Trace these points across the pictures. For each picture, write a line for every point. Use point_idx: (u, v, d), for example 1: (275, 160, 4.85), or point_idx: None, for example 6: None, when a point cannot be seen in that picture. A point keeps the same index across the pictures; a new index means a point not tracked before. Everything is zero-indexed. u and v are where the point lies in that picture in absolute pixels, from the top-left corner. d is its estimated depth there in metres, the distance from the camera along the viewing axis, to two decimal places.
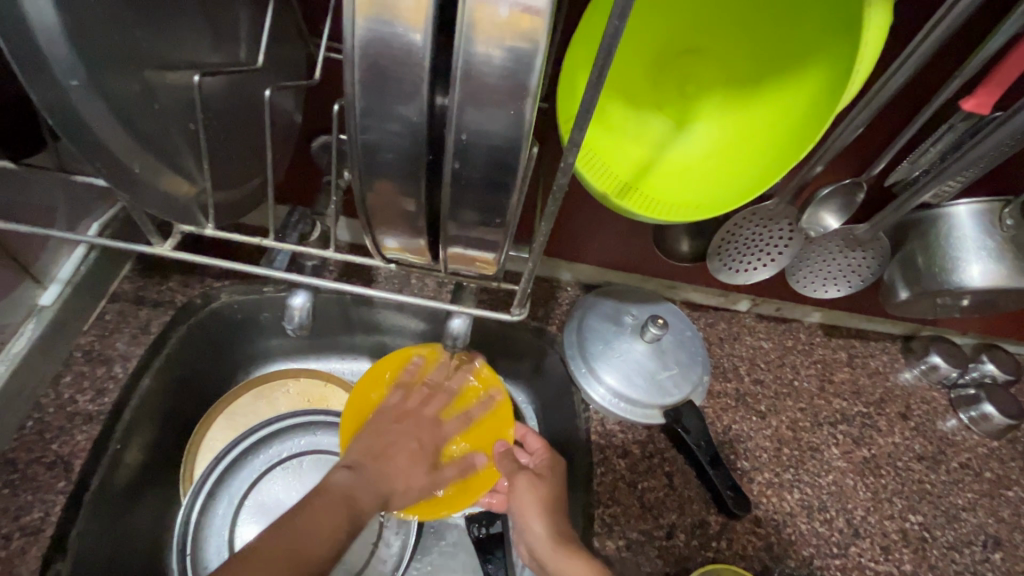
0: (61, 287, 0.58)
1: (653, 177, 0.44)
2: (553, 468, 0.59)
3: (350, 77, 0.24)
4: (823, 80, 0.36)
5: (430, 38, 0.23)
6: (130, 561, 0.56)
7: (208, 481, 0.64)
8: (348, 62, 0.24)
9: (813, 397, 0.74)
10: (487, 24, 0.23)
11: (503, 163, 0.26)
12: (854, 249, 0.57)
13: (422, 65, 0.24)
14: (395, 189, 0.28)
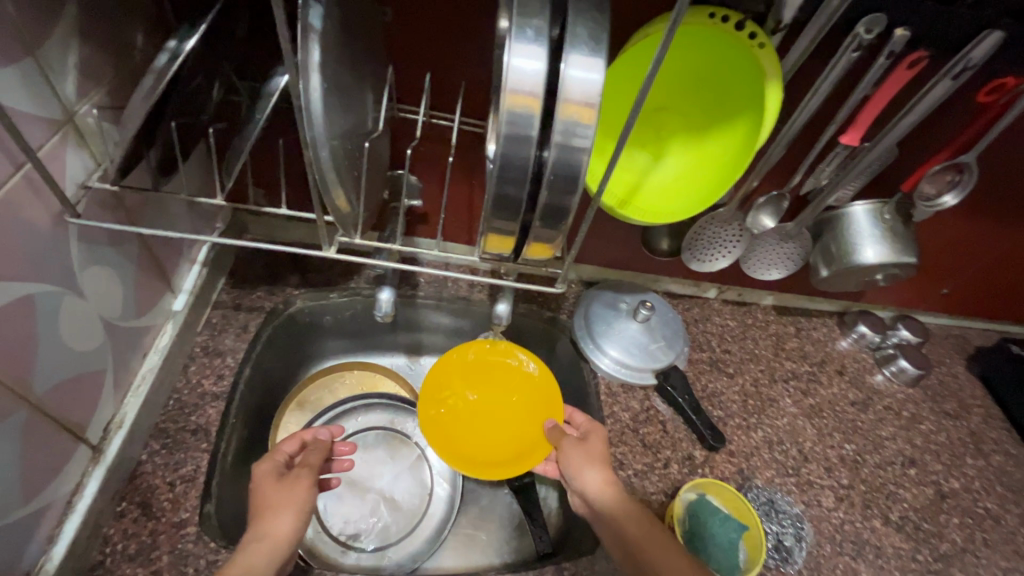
0: (186, 296, 0.73)
1: (643, 195, 0.63)
2: (600, 434, 0.68)
3: (492, 140, 0.39)
4: (747, 126, 0.56)
5: (537, 117, 0.38)
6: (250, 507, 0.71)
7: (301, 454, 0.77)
8: (492, 133, 0.39)
9: (769, 360, 0.95)
10: (568, 113, 0.38)
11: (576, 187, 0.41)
12: (787, 241, 0.77)
13: (532, 133, 0.39)
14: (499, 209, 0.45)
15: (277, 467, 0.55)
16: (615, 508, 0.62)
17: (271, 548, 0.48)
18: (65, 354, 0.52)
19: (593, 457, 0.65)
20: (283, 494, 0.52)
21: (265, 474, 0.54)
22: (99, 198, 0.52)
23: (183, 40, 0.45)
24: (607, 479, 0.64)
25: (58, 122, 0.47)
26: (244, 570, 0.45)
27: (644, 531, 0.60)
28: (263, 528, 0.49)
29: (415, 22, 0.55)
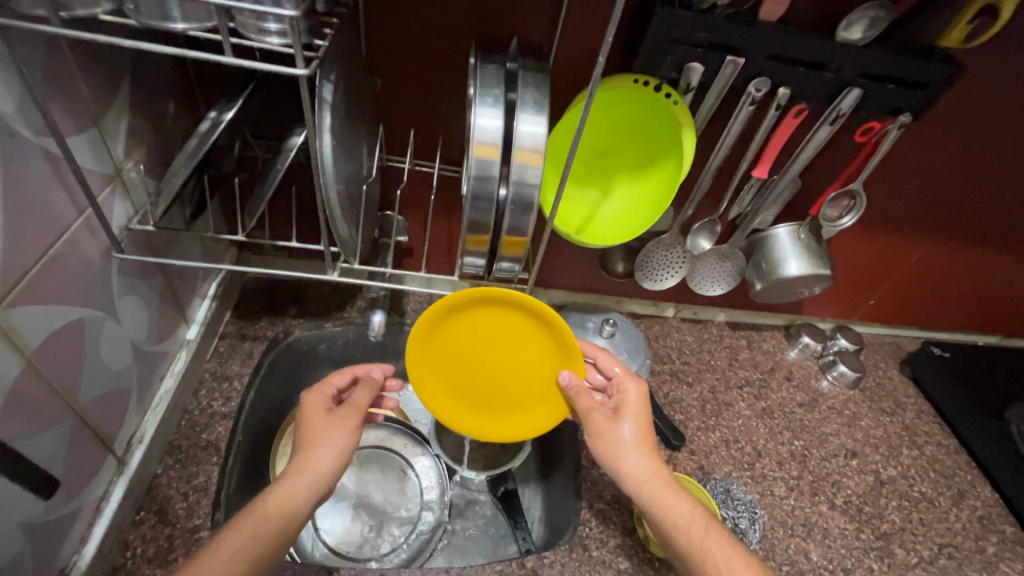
0: (198, 327, 0.81)
1: (595, 223, 0.75)
2: (632, 397, 0.65)
3: (465, 179, 0.51)
4: (672, 163, 0.69)
5: (498, 162, 0.50)
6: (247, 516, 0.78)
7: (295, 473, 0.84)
8: (465, 174, 0.50)
9: (724, 370, 1.05)
10: (521, 158, 0.50)
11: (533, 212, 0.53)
12: (724, 261, 0.89)
13: (494, 174, 0.51)
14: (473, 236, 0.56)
15: (325, 402, 0.60)
16: (661, 500, 0.56)
17: (312, 481, 0.53)
18: (103, 371, 0.60)
19: (628, 434, 0.61)
20: (328, 426, 0.57)
21: (315, 409, 0.59)
22: (136, 238, 0.62)
23: (221, 111, 0.58)
24: (648, 461, 0.59)
25: (111, 175, 0.57)
26: (287, 500, 0.51)
27: (690, 520, 0.55)
28: (308, 462, 0.54)
29: (401, 90, 0.68)
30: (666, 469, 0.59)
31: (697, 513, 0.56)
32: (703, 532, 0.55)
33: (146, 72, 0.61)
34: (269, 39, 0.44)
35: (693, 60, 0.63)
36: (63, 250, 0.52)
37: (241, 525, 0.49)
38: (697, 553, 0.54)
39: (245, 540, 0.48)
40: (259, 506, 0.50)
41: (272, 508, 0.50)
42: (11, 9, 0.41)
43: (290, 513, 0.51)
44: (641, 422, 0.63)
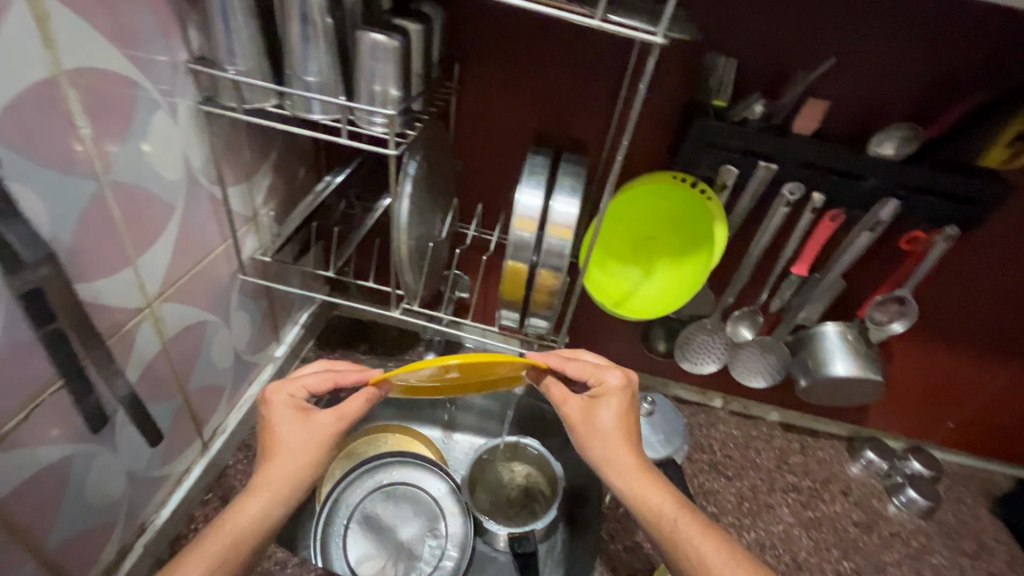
0: (286, 347, 0.97)
1: (632, 299, 0.82)
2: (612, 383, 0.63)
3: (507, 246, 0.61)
4: (708, 251, 0.76)
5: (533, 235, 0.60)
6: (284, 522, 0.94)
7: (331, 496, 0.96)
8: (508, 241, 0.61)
9: (770, 471, 1.01)
10: (554, 232, 0.60)
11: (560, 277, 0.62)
12: (768, 353, 0.90)
13: (530, 244, 0.61)
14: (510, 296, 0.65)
15: (294, 405, 0.60)
16: (636, 495, 0.57)
17: (282, 495, 0.55)
18: (209, 366, 0.75)
19: (603, 426, 0.61)
20: (294, 436, 0.58)
21: (285, 415, 0.59)
22: (257, 266, 0.80)
23: (334, 176, 0.75)
24: (622, 455, 0.59)
25: (250, 217, 0.75)
26: (255, 516, 0.53)
27: (666, 510, 0.56)
28: (269, 479, 0.55)
29: (476, 171, 0.83)
30: (643, 462, 0.59)
31: (674, 506, 0.57)
32: (676, 520, 0.56)
33: (291, 146, 0.81)
34: (374, 128, 0.60)
35: (729, 163, 0.70)
36: (206, 266, 0.69)
37: (199, 551, 0.50)
38: (670, 541, 0.55)
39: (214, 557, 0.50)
40: (225, 525, 0.52)
41: (239, 528, 0.52)
42: (215, 100, 0.60)
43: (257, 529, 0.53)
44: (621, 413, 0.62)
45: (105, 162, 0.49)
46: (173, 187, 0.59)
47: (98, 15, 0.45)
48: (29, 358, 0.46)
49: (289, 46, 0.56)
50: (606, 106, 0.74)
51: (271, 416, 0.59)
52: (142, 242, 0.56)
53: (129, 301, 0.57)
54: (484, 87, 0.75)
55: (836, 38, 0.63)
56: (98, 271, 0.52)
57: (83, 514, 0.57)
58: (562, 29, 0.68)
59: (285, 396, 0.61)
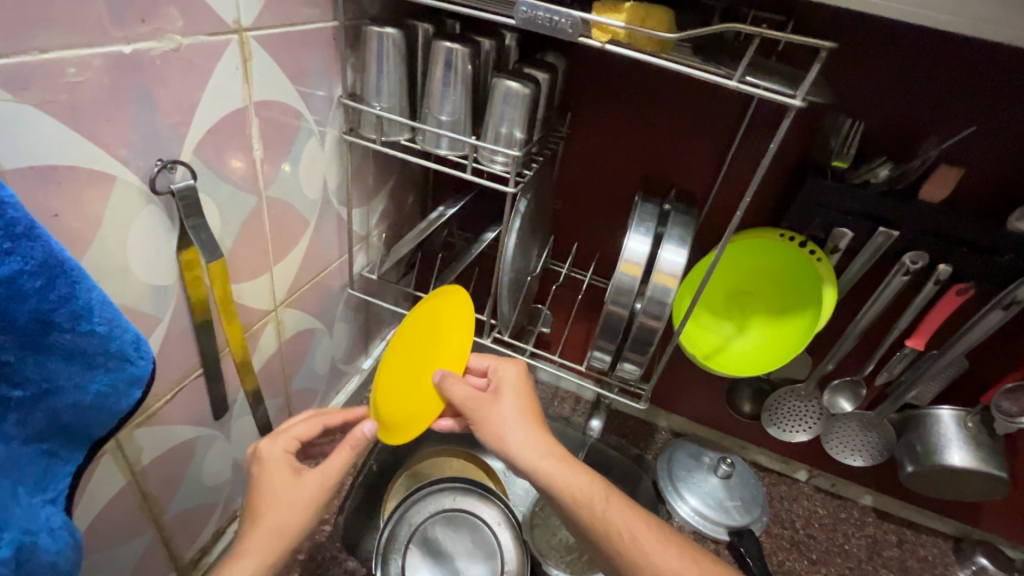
0: (372, 360, 1.02)
1: (725, 353, 0.79)
2: (510, 375, 0.68)
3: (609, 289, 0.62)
4: (814, 313, 0.73)
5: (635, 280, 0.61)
6: (348, 531, 0.96)
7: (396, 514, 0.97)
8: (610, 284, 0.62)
9: (861, 561, 0.92)
10: (658, 280, 0.60)
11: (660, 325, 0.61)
12: (869, 429, 0.84)
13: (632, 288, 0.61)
14: (604, 338, 0.66)
15: (284, 454, 0.58)
16: (556, 472, 0.59)
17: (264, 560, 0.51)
18: (311, 371, 0.81)
19: (509, 410, 0.63)
20: (286, 487, 0.55)
21: (276, 466, 0.57)
22: (363, 283, 0.86)
23: (448, 207, 0.77)
24: (532, 433, 0.61)
25: (364, 237, 0.82)
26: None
27: (587, 494, 0.58)
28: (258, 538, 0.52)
29: (575, 212, 0.85)
30: (549, 437, 0.62)
31: (595, 485, 0.59)
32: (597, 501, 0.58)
33: (406, 175, 0.88)
34: (494, 165, 0.64)
35: (843, 226, 0.68)
36: (323, 279, 0.75)
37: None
38: (599, 527, 0.56)
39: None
40: None
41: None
42: (357, 131, 0.66)
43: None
44: (520, 397, 0.66)
45: (266, 181, 0.56)
46: (311, 206, 0.66)
47: (284, 57, 0.52)
48: (185, 346, 0.52)
49: (430, 88, 0.61)
50: (715, 159, 0.74)
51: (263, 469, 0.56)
52: (280, 252, 0.63)
53: (262, 303, 0.63)
54: (594, 134, 0.78)
55: (979, 109, 0.60)
56: (245, 275, 0.58)
57: (195, 493, 0.62)
58: (678, 84, 0.70)
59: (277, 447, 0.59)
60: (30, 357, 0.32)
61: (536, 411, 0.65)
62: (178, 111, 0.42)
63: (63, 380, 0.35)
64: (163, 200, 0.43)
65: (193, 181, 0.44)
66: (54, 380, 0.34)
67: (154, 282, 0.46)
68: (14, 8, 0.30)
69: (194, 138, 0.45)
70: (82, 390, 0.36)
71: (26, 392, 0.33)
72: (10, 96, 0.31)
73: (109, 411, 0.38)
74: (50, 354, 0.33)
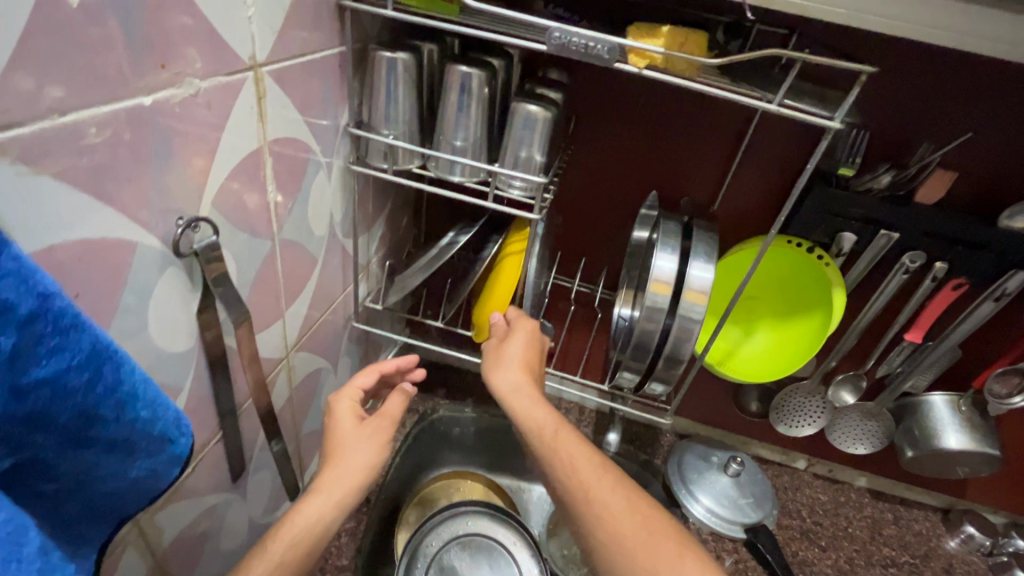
0: None
1: (737, 358, 0.81)
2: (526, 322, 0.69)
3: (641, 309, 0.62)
4: (824, 317, 0.75)
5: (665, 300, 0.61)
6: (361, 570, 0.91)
7: (411, 545, 0.93)
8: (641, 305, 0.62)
9: (865, 542, 0.96)
10: (691, 297, 0.60)
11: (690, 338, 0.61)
12: (870, 419, 0.88)
13: (662, 307, 0.61)
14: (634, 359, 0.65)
15: (354, 412, 0.64)
16: (523, 408, 0.61)
17: (340, 497, 0.58)
18: (318, 413, 0.76)
19: (509, 353, 0.65)
20: (356, 439, 0.62)
21: (346, 417, 0.64)
22: (364, 313, 0.81)
23: (459, 233, 0.74)
24: (519, 377, 0.63)
25: (366, 266, 0.78)
26: (314, 520, 0.55)
27: (546, 425, 0.60)
28: (330, 482, 0.58)
29: (580, 226, 0.84)
30: (534, 387, 0.63)
31: (554, 421, 0.60)
32: (556, 431, 0.59)
33: (401, 197, 0.84)
34: (512, 190, 0.61)
35: (847, 231, 0.70)
36: (329, 316, 0.71)
37: (269, 550, 0.51)
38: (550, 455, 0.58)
39: (279, 556, 0.51)
40: (285, 526, 0.54)
41: (299, 529, 0.54)
42: (364, 160, 0.62)
43: (314, 533, 0.55)
44: (525, 348, 0.66)
45: (279, 223, 0.52)
46: (318, 242, 0.61)
47: (294, 90, 0.48)
48: (205, 411, 0.47)
49: (443, 113, 0.58)
50: (720, 169, 0.75)
51: (335, 417, 0.64)
52: (291, 296, 0.58)
53: (275, 351, 0.58)
54: (597, 148, 0.77)
55: (970, 115, 0.64)
56: (260, 325, 0.53)
57: (215, 563, 0.57)
58: (684, 96, 0.70)
59: (346, 398, 0.66)
60: (70, 454, 0.28)
61: (536, 364, 0.66)
62: (197, 161, 0.38)
63: (99, 473, 0.30)
64: (185, 261, 0.39)
65: (216, 239, 0.40)
66: (91, 472, 0.30)
67: (175, 351, 0.41)
68: (25, 65, 0.25)
69: (212, 190, 0.40)
70: (120, 479, 0.31)
71: (57, 485, 0.28)
72: (27, 168, 0.27)
73: (143, 495, 0.33)
74: (90, 449, 0.29)
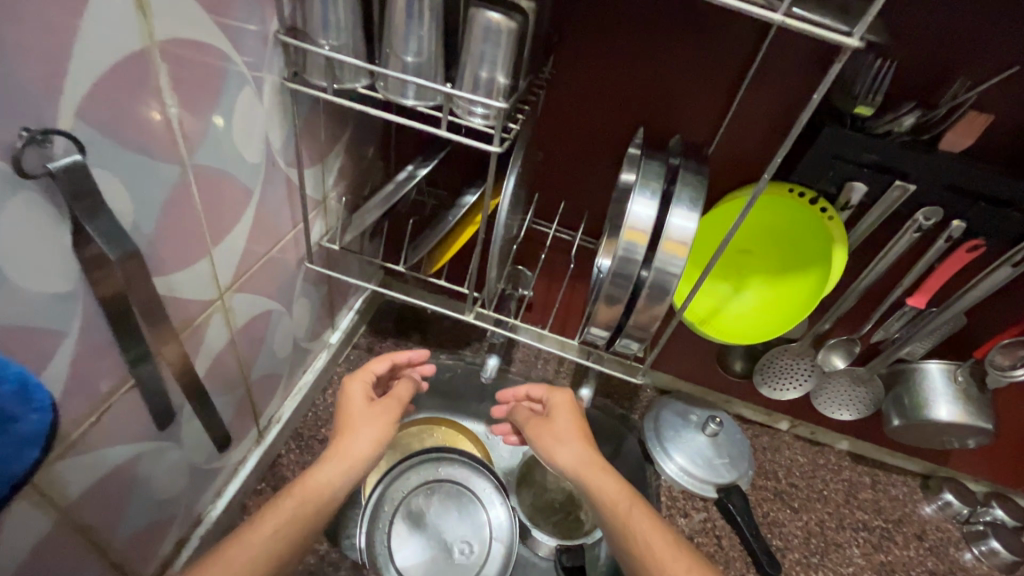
0: (339, 332, 0.92)
1: (722, 317, 0.75)
2: (565, 402, 0.73)
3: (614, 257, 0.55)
4: (819, 276, 0.68)
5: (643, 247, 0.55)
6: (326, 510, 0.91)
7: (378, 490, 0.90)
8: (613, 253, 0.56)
9: (839, 505, 0.94)
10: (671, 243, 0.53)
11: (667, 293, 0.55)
12: (859, 385, 0.83)
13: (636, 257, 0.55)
14: (606, 316, 0.60)
15: (365, 391, 0.64)
16: (592, 478, 0.63)
17: (351, 460, 0.58)
18: (271, 357, 0.72)
19: (563, 429, 0.69)
20: (367, 414, 0.61)
21: (356, 394, 0.63)
22: (322, 253, 0.75)
23: (417, 167, 0.66)
24: (578, 449, 0.66)
25: (320, 201, 0.71)
26: (324, 483, 0.55)
27: (616, 497, 0.61)
28: (339, 452, 0.58)
29: (563, 165, 0.76)
30: (598, 456, 0.66)
31: (623, 491, 0.62)
32: (628, 505, 0.61)
33: (364, 125, 0.75)
34: (473, 119, 0.53)
35: (856, 180, 0.62)
36: (276, 255, 0.64)
37: (280, 506, 0.53)
38: (621, 527, 0.59)
39: (288, 512, 0.52)
40: (298, 488, 0.54)
41: (309, 490, 0.54)
42: (303, 76, 0.54)
43: (327, 494, 0.55)
44: (574, 422, 0.70)
45: (191, 146, 0.45)
46: (253, 171, 0.54)
47: None
48: (110, 358, 0.43)
49: (390, 20, 0.49)
50: (722, 103, 0.65)
51: (346, 395, 0.63)
52: (220, 231, 0.52)
53: (204, 294, 0.52)
54: (584, 74, 0.67)
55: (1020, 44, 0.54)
56: (176, 264, 0.47)
57: (147, 511, 0.54)
58: (687, 12, 0.60)
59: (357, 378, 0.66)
60: None
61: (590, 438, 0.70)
62: (40, 58, 0.30)
63: None
64: (42, 184, 0.33)
65: (81, 158, 0.33)
66: None
67: (47, 291, 0.35)
68: None
69: (74, 95, 0.33)
70: None
71: None
72: None
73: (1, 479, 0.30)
74: None
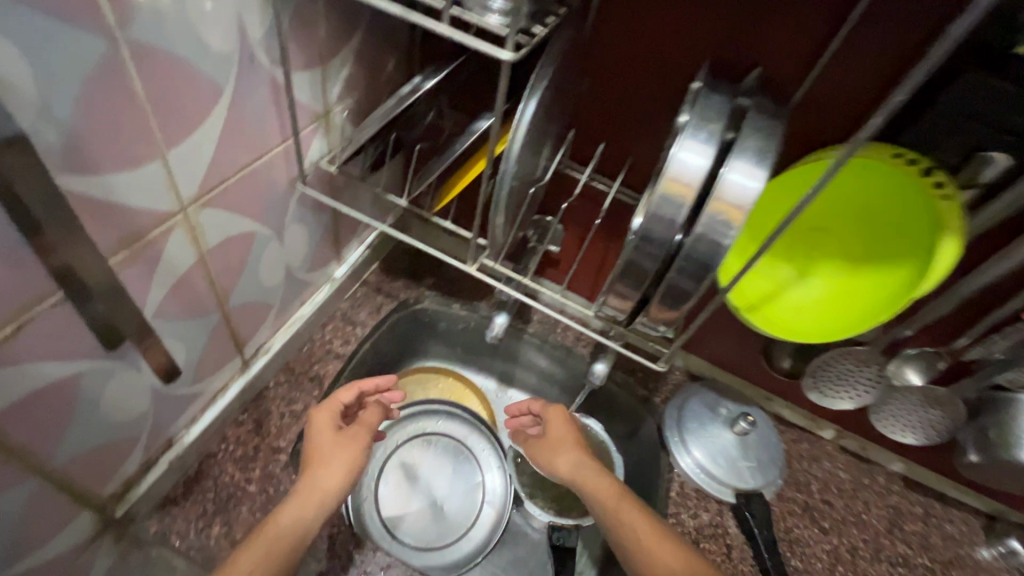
0: (345, 266, 0.85)
1: (776, 305, 0.62)
2: (555, 414, 0.65)
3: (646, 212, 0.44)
4: (914, 272, 0.53)
5: (687, 204, 0.43)
6: None
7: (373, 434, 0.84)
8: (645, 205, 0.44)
9: (878, 534, 0.82)
10: (723, 201, 0.41)
11: (708, 267, 0.44)
12: (933, 407, 0.69)
13: (677, 217, 0.43)
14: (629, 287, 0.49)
15: (330, 421, 0.58)
16: (588, 484, 0.59)
17: (319, 498, 0.52)
18: (256, 285, 0.66)
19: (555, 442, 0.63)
20: (334, 449, 0.55)
21: (320, 426, 0.57)
22: (321, 176, 0.67)
23: (424, 78, 0.60)
24: (571, 459, 0.61)
25: (321, 114, 0.61)
26: (296, 521, 0.50)
27: (612, 498, 0.57)
28: (307, 487, 0.52)
29: (609, 98, 0.62)
30: (588, 458, 0.61)
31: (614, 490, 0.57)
32: (619, 501, 0.56)
33: (380, 28, 0.64)
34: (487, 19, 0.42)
35: (993, 150, 0.48)
36: (259, 172, 0.56)
37: (252, 547, 0.48)
38: (614, 525, 0.55)
39: (256, 560, 0.47)
40: (265, 532, 0.49)
41: (280, 530, 0.49)
42: None
43: (297, 534, 0.50)
44: (563, 429, 0.63)
45: (120, 16, 0.36)
46: (219, 63, 0.45)
47: None
48: (20, 267, 0.37)
49: None
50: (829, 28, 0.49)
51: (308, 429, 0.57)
52: (174, 132, 0.44)
53: (158, 204, 0.45)
54: None
55: None
56: (110, 163, 0.40)
57: (97, 434, 0.51)
58: None
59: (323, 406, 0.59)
60: None
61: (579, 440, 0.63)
62: None
63: None
64: None
65: None
66: None
67: None
68: None
69: None
70: None
71: None
72: None
73: None
74: None
